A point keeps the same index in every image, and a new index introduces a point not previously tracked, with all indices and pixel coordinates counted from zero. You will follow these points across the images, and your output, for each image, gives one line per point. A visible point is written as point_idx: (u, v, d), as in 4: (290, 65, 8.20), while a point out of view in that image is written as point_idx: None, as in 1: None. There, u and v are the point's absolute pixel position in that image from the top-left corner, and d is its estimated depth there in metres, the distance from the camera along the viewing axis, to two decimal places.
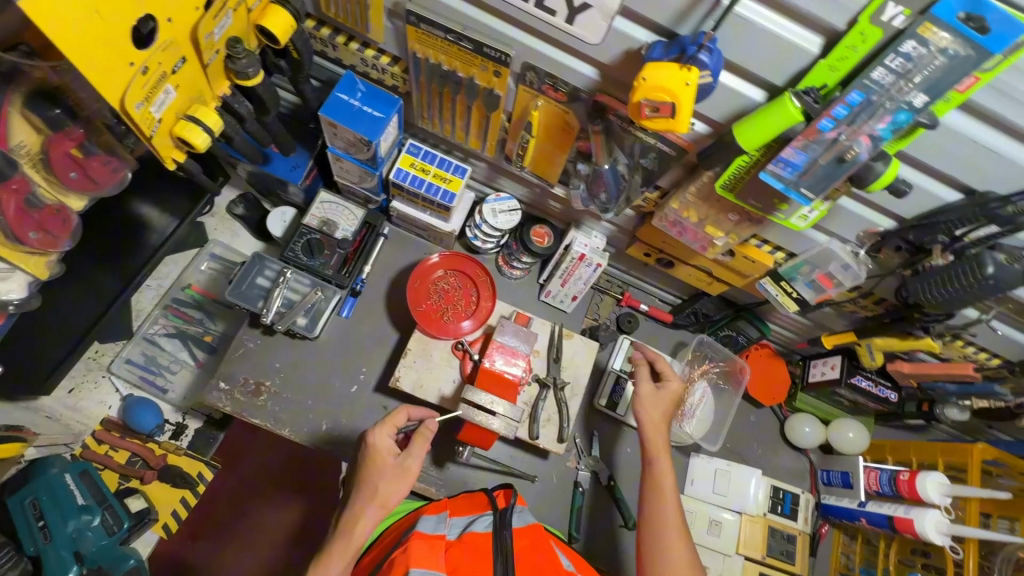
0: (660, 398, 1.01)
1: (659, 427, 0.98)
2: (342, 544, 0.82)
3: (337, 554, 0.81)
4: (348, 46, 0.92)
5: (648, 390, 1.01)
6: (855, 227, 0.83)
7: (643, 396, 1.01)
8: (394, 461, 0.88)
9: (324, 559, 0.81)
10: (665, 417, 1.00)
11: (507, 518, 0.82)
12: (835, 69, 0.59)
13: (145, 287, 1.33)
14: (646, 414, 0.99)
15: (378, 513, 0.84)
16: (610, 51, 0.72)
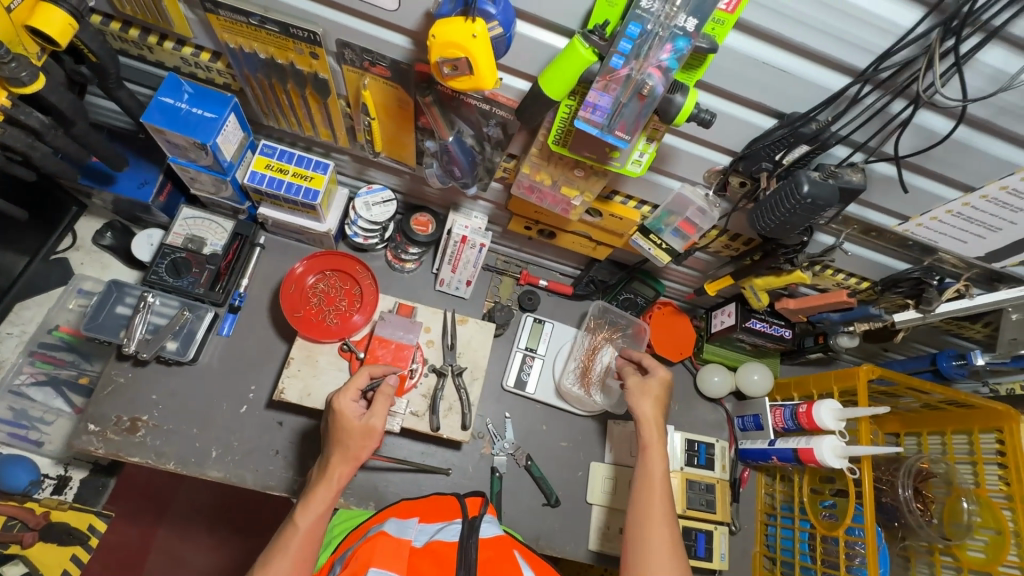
0: (650, 386, 0.97)
1: (655, 426, 0.92)
2: (324, 489, 0.77)
3: (320, 498, 0.76)
4: (162, 46, 0.87)
5: (638, 382, 0.98)
6: (697, 167, 0.83)
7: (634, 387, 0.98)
8: (360, 422, 0.80)
9: (308, 499, 0.76)
10: (656, 407, 0.95)
11: (476, 525, 0.80)
12: (613, 2, 0.59)
13: (5, 337, 1.23)
14: (640, 410, 0.94)
15: (350, 467, 0.78)
16: (410, 17, 0.70)
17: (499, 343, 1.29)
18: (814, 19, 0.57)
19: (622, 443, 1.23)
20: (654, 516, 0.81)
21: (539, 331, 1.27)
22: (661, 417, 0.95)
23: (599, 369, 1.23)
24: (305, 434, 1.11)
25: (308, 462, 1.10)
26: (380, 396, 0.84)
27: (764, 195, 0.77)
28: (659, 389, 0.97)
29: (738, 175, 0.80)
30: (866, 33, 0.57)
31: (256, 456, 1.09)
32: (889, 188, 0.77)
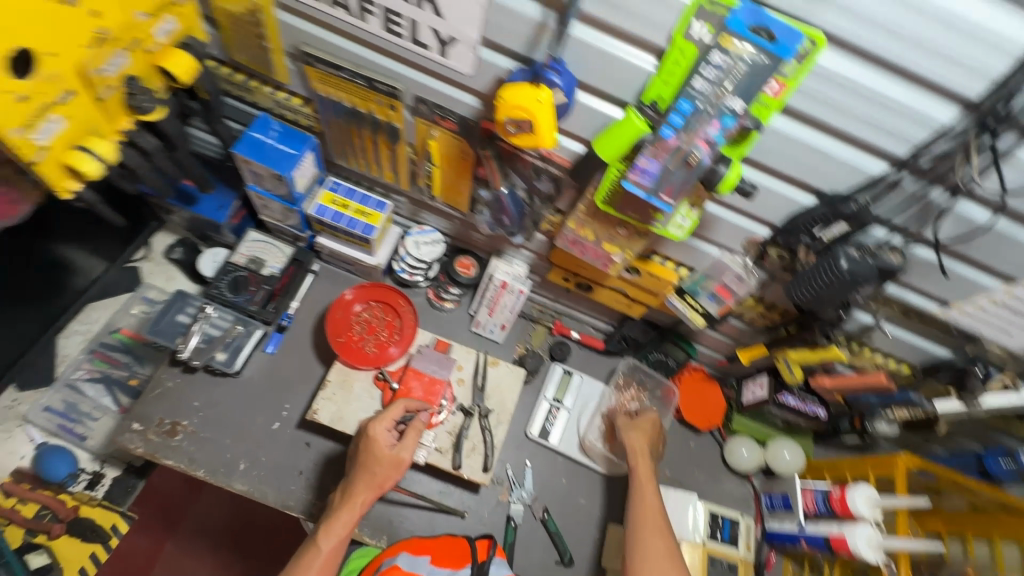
0: (642, 424, 1.12)
1: (643, 457, 1.07)
2: (347, 514, 0.78)
3: (342, 521, 0.78)
4: (262, 89, 0.99)
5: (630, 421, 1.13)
6: (735, 236, 0.87)
7: (625, 424, 1.13)
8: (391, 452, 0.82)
9: (332, 520, 0.78)
10: (644, 439, 1.10)
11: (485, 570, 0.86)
12: (666, 82, 0.65)
13: (71, 333, 1.33)
14: (630, 441, 1.09)
15: (373, 496, 0.80)
16: (483, 80, 0.78)
17: (526, 390, 1.30)
18: (857, 110, 0.61)
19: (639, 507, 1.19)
20: (650, 530, 0.94)
21: (567, 383, 1.28)
22: (648, 448, 1.09)
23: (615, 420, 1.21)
24: (330, 458, 1.13)
25: (329, 487, 1.11)
26: (411, 430, 0.85)
27: (801, 267, 0.78)
28: (647, 425, 1.12)
29: (777, 246, 0.84)
30: (907, 126, 0.61)
31: (282, 474, 1.11)
32: (927, 272, 0.78)
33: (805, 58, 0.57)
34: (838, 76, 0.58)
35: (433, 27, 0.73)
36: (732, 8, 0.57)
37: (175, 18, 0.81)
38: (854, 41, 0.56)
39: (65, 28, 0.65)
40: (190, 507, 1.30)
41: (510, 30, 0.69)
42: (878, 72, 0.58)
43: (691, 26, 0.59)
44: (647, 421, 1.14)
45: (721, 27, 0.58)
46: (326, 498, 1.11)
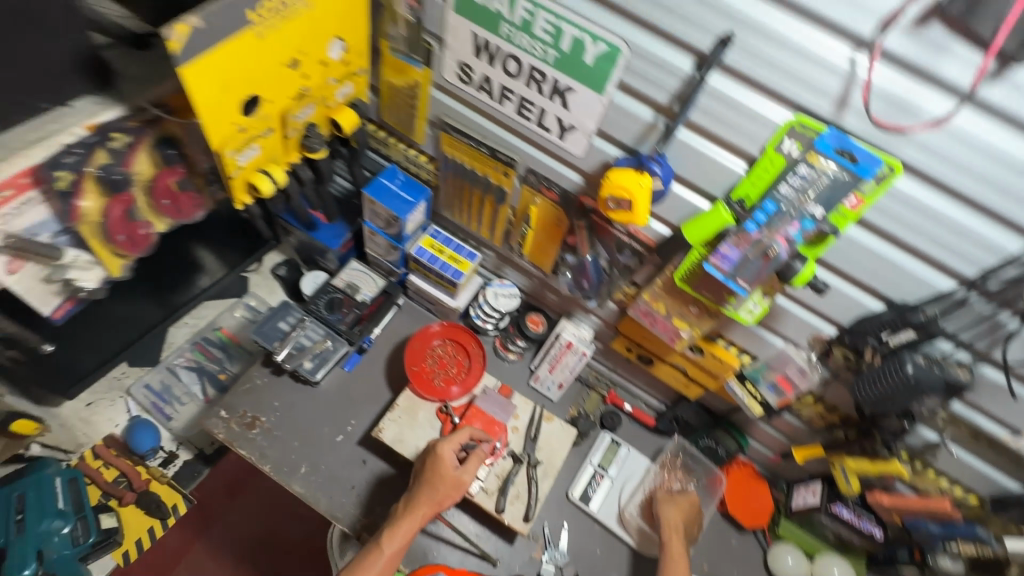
0: (679, 502, 1.16)
1: (677, 534, 1.10)
2: (408, 523, 0.89)
3: (403, 529, 0.88)
4: (398, 146, 1.19)
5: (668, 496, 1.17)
6: (802, 331, 0.92)
7: (663, 496, 1.17)
8: (453, 472, 0.91)
9: (394, 528, 0.89)
10: (680, 515, 1.14)
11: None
12: (755, 184, 0.76)
13: (182, 324, 1.50)
14: (666, 516, 1.13)
15: (433, 511, 0.89)
16: (591, 162, 0.92)
17: (573, 452, 1.31)
18: (928, 230, 0.68)
19: None
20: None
21: (614, 452, 1.31)
22: (682, 524, 1.13)
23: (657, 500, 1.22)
24: (382, 479, 1.20)
25: (376, 506, 1.18)
26: (474, 457, 0.95)
27: (867, 368, 0.83)
28: (684, 502, 1.16)
29: (842, 347, 0.88)
30: (976, 251, 0.67)
31: (335, 485, 1.19)
32: (996, 393, 0.80)
33: (882, 180, 0.65)
34: (911, 200, 0.66)
35: (558, 116, 0.88)
36: (820, 131, 0.67)
37: (353, 84, 1.02)
38: (929, 172, 0.63)
39: (284, 84, 0.85)
40: (229, 507, 1.37)
41: (624, 126, 0.83)
42: (950, 201, 0.65)
43: (782, 141, 0.70)
44: (686, 499, 1.18)
45: (810, 145, 0.68)
46: (371, 516, 1.16)
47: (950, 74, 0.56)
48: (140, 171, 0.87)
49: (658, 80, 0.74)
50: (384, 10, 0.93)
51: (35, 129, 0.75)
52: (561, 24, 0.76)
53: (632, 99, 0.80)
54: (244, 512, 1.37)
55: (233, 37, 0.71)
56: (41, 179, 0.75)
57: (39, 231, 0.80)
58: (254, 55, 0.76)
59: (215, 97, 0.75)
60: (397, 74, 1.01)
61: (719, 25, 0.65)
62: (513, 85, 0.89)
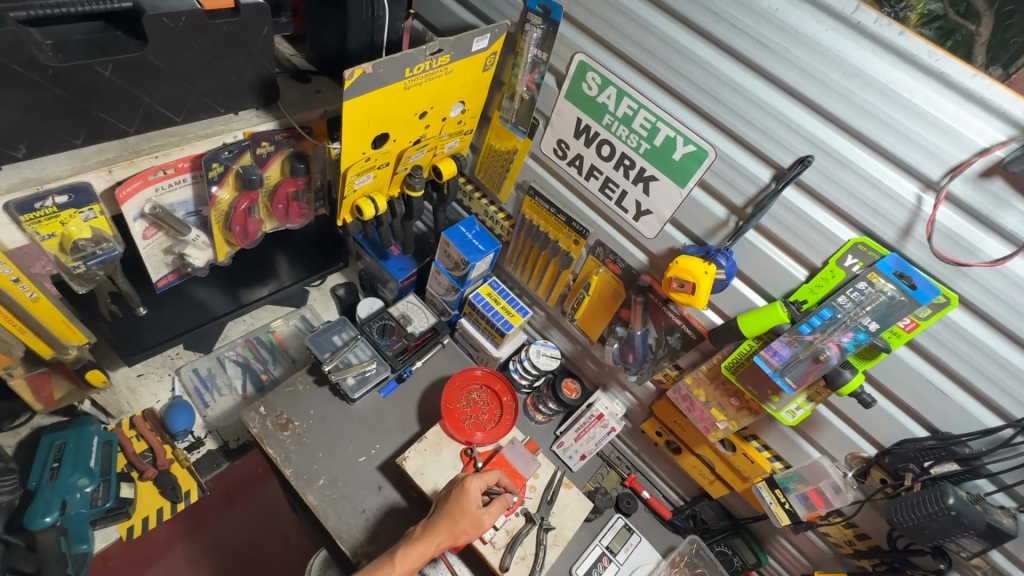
0: None
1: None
2: (423, 546, 0.99)
3: (418, 550, 0.98)
4: (481, 200, 1.33)
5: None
6: (841, 446, 0.94)
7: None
8: (475, 510, 1.01)
9: (410, 547, 0.99)
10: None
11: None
12: (813, 292, 0.82)
13: (240, 320, 1.59)
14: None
15: (448, 541, 0.99)
16: (659, 246, 1.01)
17: (583, 527, 1.27)
18: (980, 364, 0.72)
19: None
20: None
21: (625, 537, 1.26)
22: None
23: None
24: (393, 509, 1.21)
25: (380, 536, 1.18)
26: (496, 501, 1.05)
27: (906, 493, 0.83)
28: None
29: (881, 469, 0.89)
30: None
31: (347, 505, 1.20)
32: None
33: (938, 308, 0.70)
34: (964, 331, 0.71)
35: (638, 200, 0.98)
36: (883, 254, 0.74)
37: (460, 140, 1.17)
38: (983, 308, 0.69)
39: (409, 129, 1.00)
40: (223, 514, 1.41)
41: (697, 219, 0.92)
42: (1002, 339, 0.69)
43: (844, 257, 0.77)
44: None
45: (871, 265, 0.75)
46: (374, 545, 1.16)
47: (1010, 223, 0.63)
48: (270, 175, 1.01)
49: (737, 184, 0.84)
50: (505, 86, 1.09)
51: (207, 127, 0.90)
52: (657, 123, 0.88)
53: (708, 196, 0.89)
54: (235, 521, 1.41)
55: (386, 86, 0.86)
56: (197, 166, 0.90)
57: (177, 208, 0.94)
58: (397, 102, 0.91)
59: (358, 128, 0.89)
60: (500, 139, 1.17)
61: (801, 147, 0.74)
62: (602, 166, 1.01)
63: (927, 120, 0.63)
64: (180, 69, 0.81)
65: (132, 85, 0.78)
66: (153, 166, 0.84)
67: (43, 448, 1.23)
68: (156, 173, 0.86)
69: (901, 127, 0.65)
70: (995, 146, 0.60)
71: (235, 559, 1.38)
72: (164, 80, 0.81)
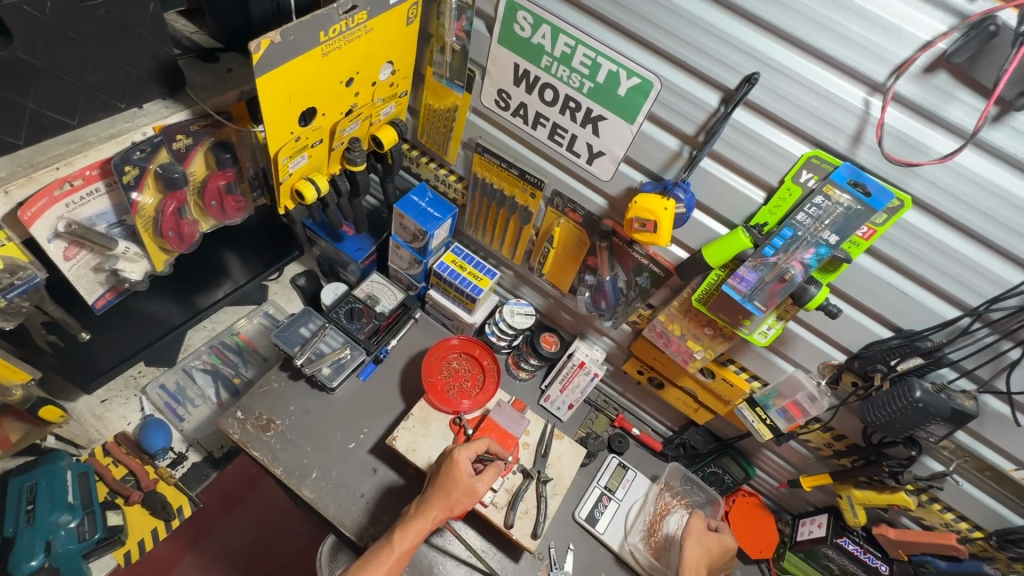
0: (705, 538, 1.11)
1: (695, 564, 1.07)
2: (420, 523, 1.00)
3: (415, 529, 1.00)
4: (429, 164, 1.26)
5: (698, 526, 1.12)
6: (812, 357, 0.96)
7: (693, 530, 1.11)
8: (467, 480, 1.02)
9: (407, 526, 1.00)
10: (703, 556, 1.09)
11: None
12: (772, 213, 0.82)
13: (199, 328, 1.53)
14: (688, 551, 1.07)
15: (444, 513, 1.00)
16: (616, 187, 0.98)
17: (581, 472, 1.31)
18: (936, 260, 0.73)
19: None
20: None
21: (621, 475, 1.30)
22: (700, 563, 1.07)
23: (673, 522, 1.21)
24: (392, 487, 1.21)
25: (383, 515, 1.18)
26: (490, 469, 1.06)
27: (876, 392, 0.86)
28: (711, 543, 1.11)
29: (851, 373, 0.92)
30: (979, 281, 0.72)
31: (345, 492, 1.19)
32: (1000, 423, 0.83)
33: (893, 212, 0.71)
34: (919, 231, 0.72)
35: (588, 142, 0.95)
36: (836, 165, 0.73)
37: (395, 105, 1.10)
38: (935, 206, 0.69)
39: (337, 100, 0.92)
40: (224, 519, 1.36)
41: (651, 154, 0.89)
42: (954, 232, 0.71)
43: (799, 173, 0.76)
44: (715, 540, 1.12)
45: (826, 177, 0.74)
46: (378, 525, 1.17)
47: (956, 116, 0.62)
48: (194, 171, 0.94)
49: (686, 112, 0.81)
50: (433, 39, 1.01)
51: (110, 126, 0.81)
52: (598, 58, 0.83)
53: (659, 129, 0.87)
54: (238, 526, 1.36)
55: (301, 54, 0.78)
56: (108, 172, 0.82)
57: (97, 221, 0.86)
58: (316, 72, 0.83)
59: (278, 106, 0.81)
60: (437, 98, 1.10)
61: (745, 65, 0.72)
62: (547, 112, 0.96)
63: (869, 19, 0.61)
64: (62, 65, 0.72)
65: (7, 90, 0.69)
66: (57, 178, 0.77)
67: (14, 492, 1.17)
68: (62, 187, 0.78)
69: (844, 31, 0.63)
70: (937, 38, 0.59)
71: (247, 560, 1.32)
72: (45, 79, 0.72)
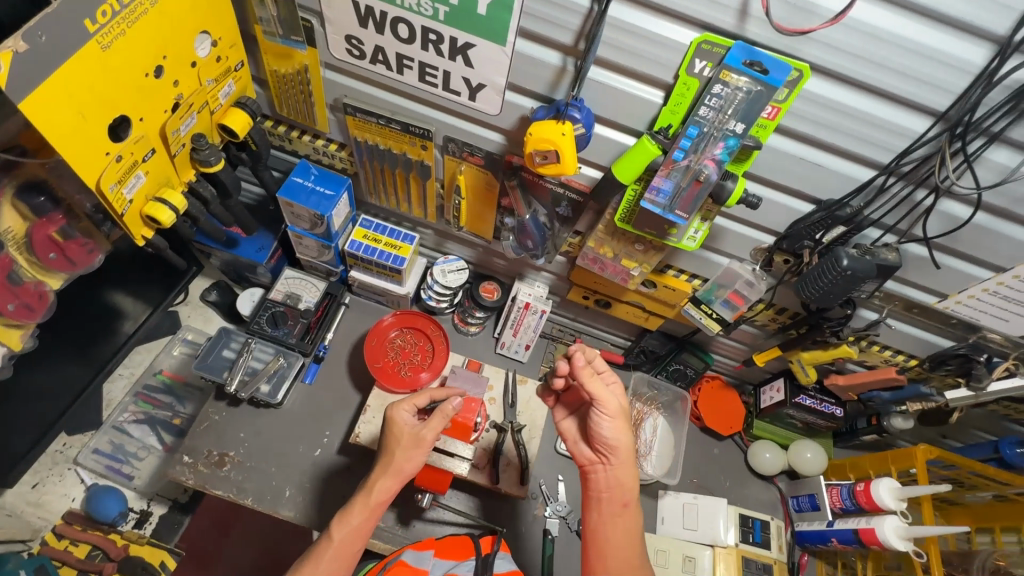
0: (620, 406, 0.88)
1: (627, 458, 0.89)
2: (366, 498, 0.90)
3: (357, 511, 0.89)
4: (302, 138, 1.10)
5: (616, 409, 0.87)
6: (744, 245, 0.95)
7: (614, 414, 0.87)
8: (411, 431, 0.94)
9: (346, 512, 0.89)
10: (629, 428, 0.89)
11: (489, 564, 0.88)
12: (675, 113, 0.75)
13: (116, 377, 1.38)
14: (620, 445, 0.88)
15: (393, 478, 0.91)
16: (509, 119, 0.88)
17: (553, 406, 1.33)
18: (845, 126, 0.70)
19: (696, 516, 1.22)
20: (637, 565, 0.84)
21: None
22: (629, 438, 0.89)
23: (645, 441, 1.25)
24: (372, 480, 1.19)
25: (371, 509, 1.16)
26: (437, 414, 0.94)
27: (807, 268, 0.86)
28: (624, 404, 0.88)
29: (782, 253, 0.92)
30: (888, 138, 0.69)
31: (324, 498, 1.16)
32: (922, 266, 0.86)
33: (794, 85, 0.66)
34: (823, 100, 0.68)
35: (464, 77, 0.83)
36: (728, 46, 0.66)
37: (234, 80, 0.92)
38: (836, 70, 0.65)
39: (152, 97, 0.76)
40: (224, 542, 1.28)
41: (535, 75, 0.79)
42: (859, 93, 0.67)
43: (692, 63, 0.69)
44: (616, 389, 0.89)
45: (720, 63, 0.67)
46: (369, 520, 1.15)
47: None
48: (9, 228, 0.79)
49: (558, 20, 0.71)
50: None
51: None
52: None
53: (536, 45, 0.76)
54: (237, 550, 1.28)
55: (68, 55, 0.61)
56: None
57: None
58: (102, 71, 0.66)
59: (72, 129, 0.65)
60: (280, 61, 0.92)
61: None
62: (408, 50, 0.83)
63: None
64: None
65: None
66: None
67: None
68: None
69: None
70: None
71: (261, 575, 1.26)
72: None
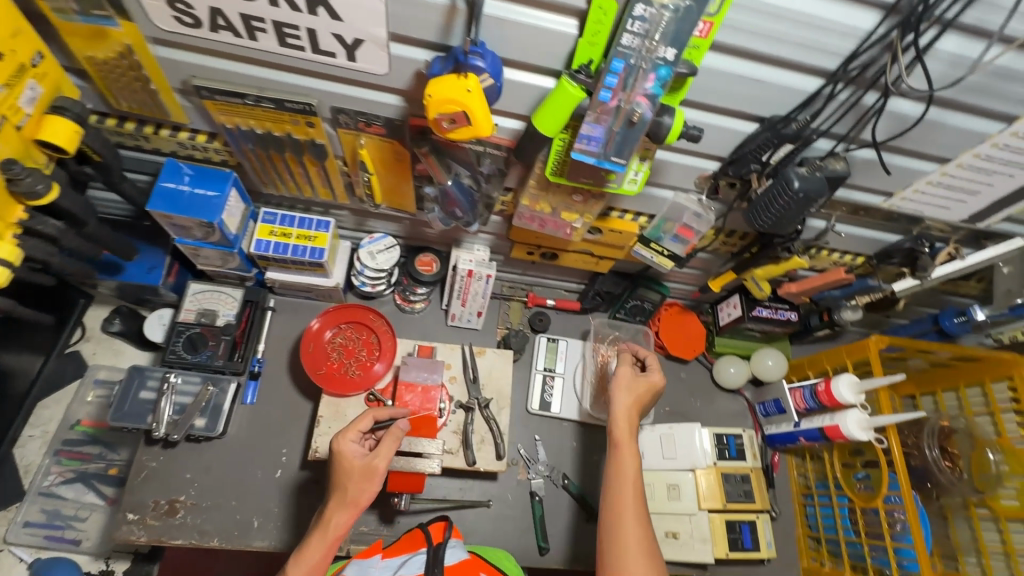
0: (637, 386, 0.92)
1: (627, 415, 0.88)
2: (321, 537, 0.79)
3: (314, 547, 0.78)
4: (159, 134, 0.89)
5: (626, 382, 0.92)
6: (687, 175, 0.87)
7: (619, 380, 0.92)
8: (362, 462, 0.83)
9: (301, 551, 0.78)
10: (633, 408, 0.90)
11: (440, 554, 0.76)
12: (594, 44, 0.63)
13: (27, 440, 1.22)
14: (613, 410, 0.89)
15: (349, 513, 0.80)
16: (402, 77, 0.73)
17: (518, 366, 1.30)
18: (786, 34, 0.61)
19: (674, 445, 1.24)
20: (626, 506, 0.79)
21: (555, 349, 1.28)
22: (635, 415, 0.90)
23: None
24: None
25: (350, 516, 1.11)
26: (387, 438, 0.86)
27: (756, 195, 0.80)
28: (642, 392, 0.92)
29: (727, 179, 0.85)
30: (832, 40, 0.61)
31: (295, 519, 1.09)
32: (871, 170, 0.81)
33: None
34: (759, 8, 0.58)
35: (334, 33, 0.67)
36: None
37: (37, 79, 0.71)
38: None
39: None
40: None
41: (421, 19, 0.64)
42: None
43: None
44: (645, 386, 0.93)
45: None
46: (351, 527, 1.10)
47: None
48: None
49: None
50: None
51: None
52: None
53: None
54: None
55: None
56: None
57: None
58: None
59: None
60: (93, 44, 0.72)
61: None
62: (254, 10, 0.65)
63: None
64: None
65: None
66: None
67: None
68: None
69: None
70: None
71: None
72: None
